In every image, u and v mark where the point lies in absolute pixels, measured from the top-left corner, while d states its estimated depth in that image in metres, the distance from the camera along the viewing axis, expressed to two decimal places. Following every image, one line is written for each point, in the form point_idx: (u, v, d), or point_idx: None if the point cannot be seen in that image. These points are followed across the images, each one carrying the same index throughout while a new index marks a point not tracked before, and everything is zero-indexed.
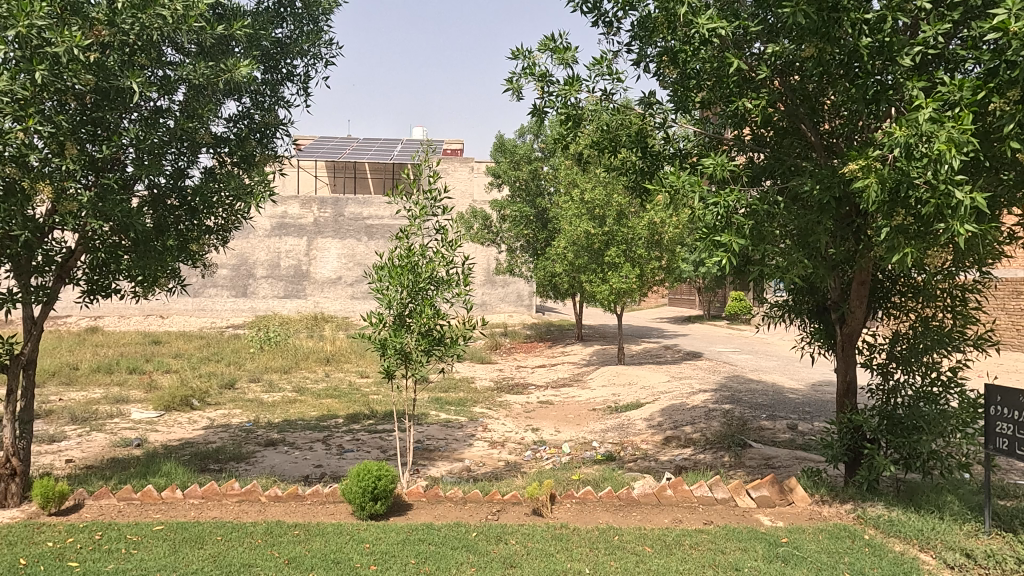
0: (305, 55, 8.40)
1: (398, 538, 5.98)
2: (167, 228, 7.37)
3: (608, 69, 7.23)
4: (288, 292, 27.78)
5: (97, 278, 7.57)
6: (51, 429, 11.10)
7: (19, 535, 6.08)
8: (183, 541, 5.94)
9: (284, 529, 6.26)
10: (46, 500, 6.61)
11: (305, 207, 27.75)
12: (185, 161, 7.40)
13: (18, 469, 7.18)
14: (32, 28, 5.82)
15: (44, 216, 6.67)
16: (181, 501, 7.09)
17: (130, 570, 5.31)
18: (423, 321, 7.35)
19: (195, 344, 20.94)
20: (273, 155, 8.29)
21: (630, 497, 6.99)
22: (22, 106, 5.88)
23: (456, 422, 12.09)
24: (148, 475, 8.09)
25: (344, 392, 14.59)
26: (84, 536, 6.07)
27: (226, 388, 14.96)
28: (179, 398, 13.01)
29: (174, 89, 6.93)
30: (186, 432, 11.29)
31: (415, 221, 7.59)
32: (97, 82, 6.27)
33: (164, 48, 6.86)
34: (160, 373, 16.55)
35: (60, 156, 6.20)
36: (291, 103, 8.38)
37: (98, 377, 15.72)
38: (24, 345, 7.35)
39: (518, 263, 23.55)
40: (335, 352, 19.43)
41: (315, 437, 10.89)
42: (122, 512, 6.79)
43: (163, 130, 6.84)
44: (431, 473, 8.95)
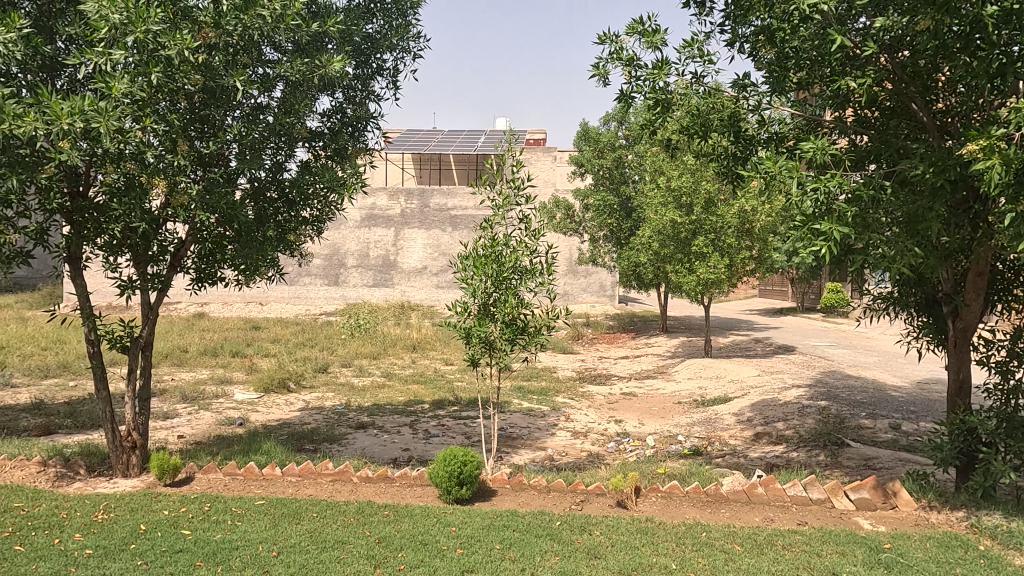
0: (395, 49, 8.59)
1: (483, 523, 6.07)
2: (267, 218, 7.79)
3: (699, 51, 7.04)
4: (377, 282, 28.70)
5: (204, 266, 7.84)
6: (166, 406, 12.03)
7: (140, 502, 6.62)
8: (282, 516, 6.28)
9: (374, 509, 6.49)
10: (162, 472, 7.19)
11: (393, 198, 28.59)
12: (283, 155, 7.78)
13: (139, 442, 7.80)
14: (149, 33, 6.20)
15: (159, 208, 7.08)
16: (280, 478, 7.48)
17: (236, 541, 5.67)
18: (507, 310, 7.41)
19: (291, 330, 21.99)
20: (364, 148, 8.57)
21: (719, 493, 6.77)
22: (140, 106, 6.30)
23: (538, 411, 12.13)
24: (250, 453, 8.59)
25: (429, 379, 14.93)
26: (195, 507, 6.52)
27: (319, 372, 15.67)
28: (278, 381, 13.77)
29: (273, 86, 7.26)
30: (283, 413, 11.93)
31: (498, 211, 7.65)
32: (205, 82, 6.68)
33: (263, 47, 7.20)
34: (260, 357, 17.53)
35: (172, 152, 6.63)
36: (382, 96, 8.62)
37: (206, 359, 16.86)
38: (142, 328, 7.91)
39: (601, 253, 23.30)
40: (420, 339, 19.89)
41: (403, 421, 11.25)
42: (228, 487, 7.25)
43: (263, 126, 7.21)
44: (514, 461, 9.02)
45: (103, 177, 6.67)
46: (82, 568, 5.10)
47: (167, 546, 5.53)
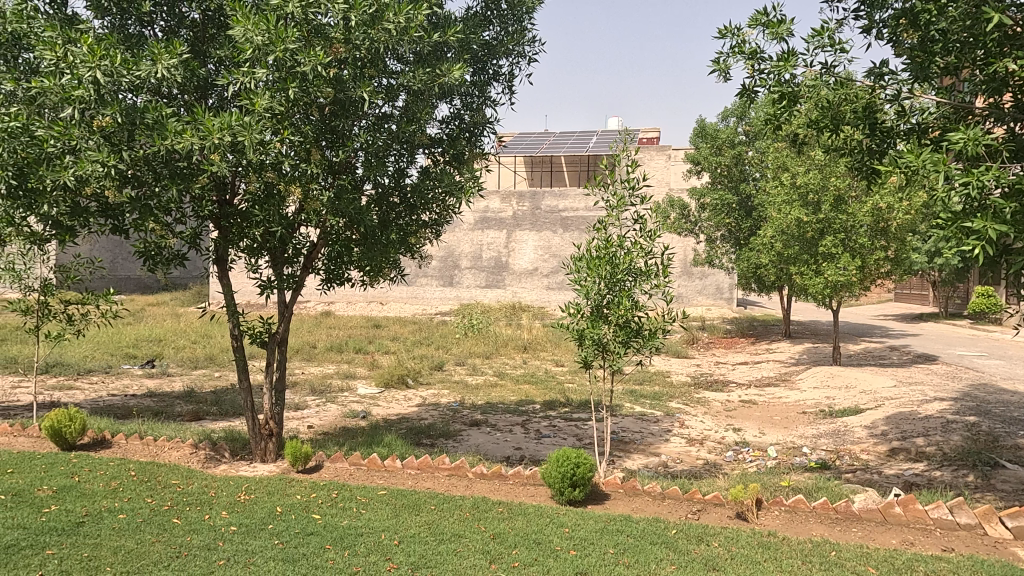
0: (511, 54, 8.75)
1: (597, 526, 6.04)
2: (390, 222, 8.18)
3: (830, 40, 6.66)
4: (489, 282, 29.28)
5: (333, 268, 8.43)
6: (298, 398, 12.95)
7: (276, 486, 7.17)
8: (402, 506, 6.56)
9: (489, 505, 6.63)
10: (295, 459, 7.74)
11: (506, 201, 29.07)
12: (405, 161, 8.15)
13: (275, 430, 8.43)
14: (288, 52, 6.66)
15: (294, 214, 7.61)
16: (400, 470, 7.81)
17: (361, 527, 5.99)
18: (621, 313, 7.32)
19: (409, 329, 22.94)
20: (480, 152, 8.80)
21: (850, 511, 6.34)
22: (279, 119, 6.80)
23: (651, 416, 11.89)
24: (373, 445, 9.05)
25: (541, 380, 15.02)
26: (324, 493, 6.96)
27: (435, 369, 16.24)
28: (397, 377, 14.41)
29: (396, 96, 7.62)
30: (402, 408, 12.46)
31: (612, 212, 7.56)
32: (336, 95, 7.13)
33: (388, 59, 7.56)
34: (380, 354, 18.42)
35: (307, 161, 7.10)
36: (498, 101, 8.81)
37: (332, 355, 17.96)
38: (279, 325, 8.54)
39: (718, 254, 22.47)
40: (532, 340, 20.06)
41: (515, 420, 11.40)
42: (353, 476, 7.68)
43: (387, 134, 7.58)
44: (626, 465, 8.88)
45: (247, 186, 7.26)
46: (228, 544, 5.59)
47: (300, 529, 5.94)
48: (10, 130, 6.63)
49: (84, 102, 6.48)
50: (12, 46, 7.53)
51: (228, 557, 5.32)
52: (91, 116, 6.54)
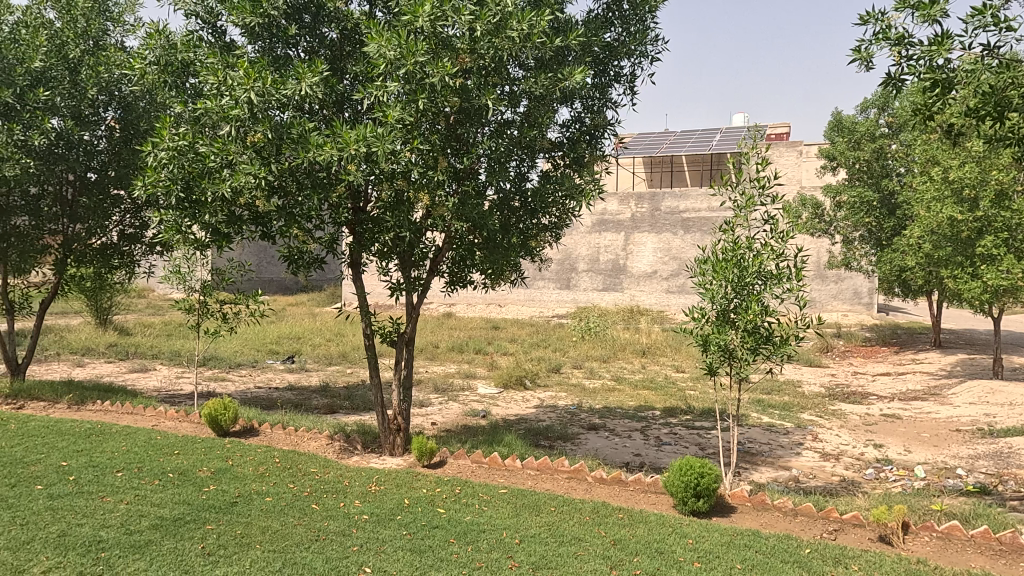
0: (633, 54, 8.64)
1: (722, 540, 5.82)
2: (511, 226, 8.34)
3: (994, 18, 5.99)
4: (607, 286, 29.00)
5: (456, 271, 8.74)
6: (422, 395, 13.51)
7: (404, 479, 7.52)
8: (523, 506, 6.66)
9: (609, 510, 6.57)
10: (421, 454, 8.08)
11: (624, 203, 28.70)
12: (526, 166, 8.29)
13: (402, 426, 8.84)
14: (417, 64, 6.96)
15: (422, 219, 7.94)
16: (520, 470, 7.94)
17: (483, 524, 6.14)
18: (749, 318, 7.00)
19: (527, 330, 23.22)
20: (601, 155, 8.77)
21: (1017, 543, 5.67)
22: (409, 129, 7.12)
23: (780, 428, 11.27)
24: (494, 443, 9.25)
25: (660, 386, 14.66)
26: (449, 488, 7.21)
27: (552, 372, 16.33)
28: (516, 378, 14.64)
29: (518, 102, 7.77)
30: (521, 409, 12.64)
31: (740, 212, 7.25)
32: (462, 104, 7.37)
33: (510, 66, 7.73)
34: (499, 354, 18.80)
35: (434, 169, 7.38)
36: (619, 103, 8.73)
37: (453, 355, 18.57)
38: (407, 325, 8.93)
39: (856, 255, 20.90)
40: (651, 344, 19.64)
41: (634, 426, 11.22)
42: (475, 473, 7.89)
43: (510, 140, 7.75)
44: (753, 478, 8.47)
45: (379, 194, 7.66)
46: (361, 531, 5.93)
47: (425, 521, 6.19)
48: (179, 148, 7.42)
49: (239, 120, 7.13)
50: (180, 72, 8.43)
51: (361, 544, 5.64)
52: (246, 133, 7.19)
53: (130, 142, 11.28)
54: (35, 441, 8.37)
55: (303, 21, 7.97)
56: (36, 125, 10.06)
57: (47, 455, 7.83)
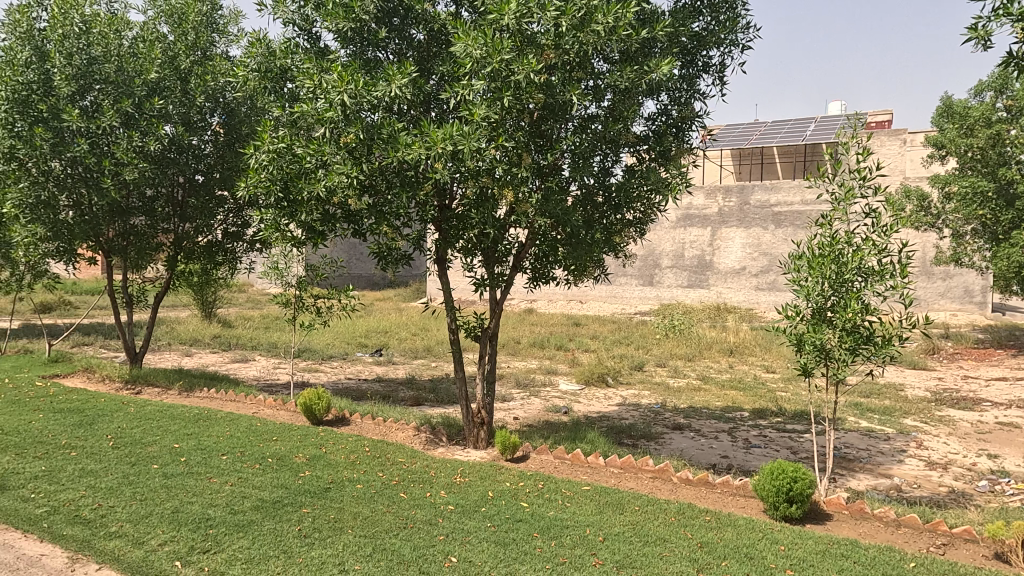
0: (722, 43, 8.35)
1: (817, 548, 5.57)
2: (595, 222, 8.28)
3: None
4: (692, 282, 28.25)
5: (539, 267, 8.77)
6: (504, 390, 13.66)
7: (488, 472, 7.64)
8: (606, 504, 6.61)
9: (695, 512, 6.42)
10: (504, 448, 8.16)
11: (711, 197, 27.87)
12: (610, 161, 8.21)
13: (486, 419, 8.97)
14: (503, 63, 7.03)
15: (505, 216, 8.02)
16: (603, 467, 7.89)
17: (566, 520, 6.15)
18: (848, 316, 6.63)
19: (609, 327, 22.98)
20: (688, 148, 8.55)
21: None
22: (494, 127, 7.19)
23: (881, 433, 10.63)
24: (577, 440, 9.22)
25: (749, 386, 14.14)
26: (532, 483, 7.26)
27: (635, 370, 16.09)
28: (598, 375, 14.53)
29: (603, 96, 7.70)
30: (603, 406, 12.53)
31: (839, 205, 6.88)
32: (546, 100, 7.38)
33: (595, 60, 7.67)
34: (581, 351, 18.72)
35: (518, 165, 7.43)
36: (707, 94, 8.48)
37: (535, 351, 18.65)
38: (490, 320, 9.04)
39: (967, 251, 19.40)
40: (738, 343, 18.99)
41: (721, 427, 10.89)
42: (558, 469, 7.90)
43: (594, 134, 7.69)
44: (850, 485, 8.03)
45: (464, 191, 7.79)
46: (447, 521, 6.07)
47: (509, 514, 6.26)
48: (278, 150, 7.83)
49: (333, 122, 7.42)
50: (278, 78, 8.87)
51: (447, 533, 5.77)
52: (339, 134, 7.48)
53: (234, 145, 12.01)
54: (151, 424, 9.07)
55: (393, 23, 8.17)
56: (151, 132, 10.86)
57: (161, 437, 8.46)
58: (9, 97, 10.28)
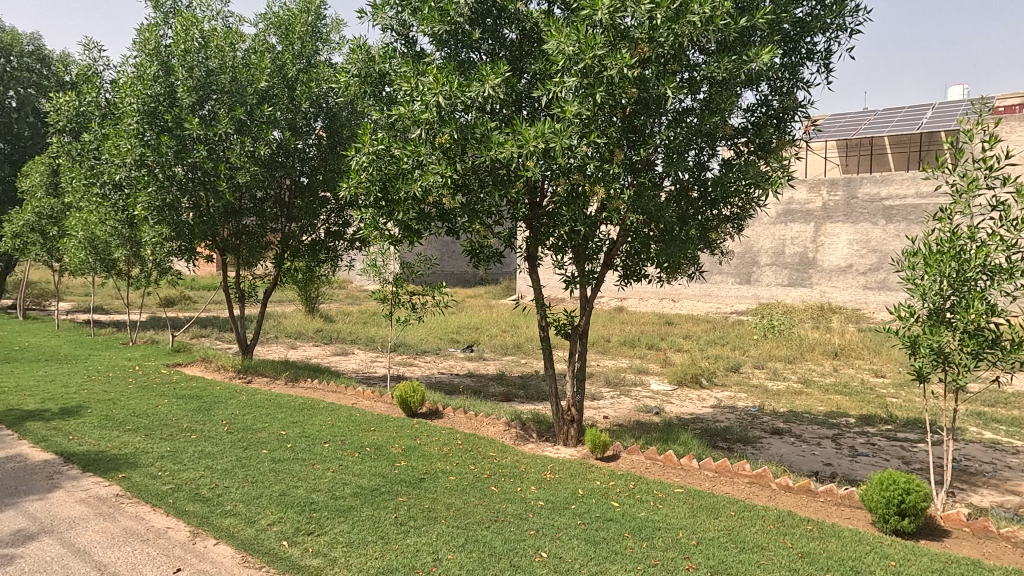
0: (828, 29, 7.90)
1: (932, 566, 5.18)
2: (689, 218, 8.07)
3: None
4: (793, 281, 26.95)
5: (631, 264, 8.65)
6: (594, 389, 13.58)
7: (578, 470, 7.63)
8: (700, 507, 6.44)
9: (796, 520, 6.14)
10: (594, 447, 8.11)
11: (814, 191, 26.50)
12: (706, 155, 7.99)
13: (576, 417, 8.94)
14: (596, 58, 6.96)
15: (597, 213, 7.96)
16: (697, 470, 7.68)
17: (658, 522, 6.04)
18: (970, 318, 6.11)
19: (704, 327, 22.32)
20: (790, 140, 8.17)
21: None
22: (586, 124, 7.14)
23: (1008, 446, 9.74)
24: (669, 441, 9.04)
25: (855, 391, 13.32)
26: (623, 483, 7.18)
27: (731, 371, 15.55)
28: (691, 376, 14.17)
29: (698, 89, 7.50)
30: (696, 408, 12.19)
31: (960, 198, 6.36)
32: (639, 94, 7.26)
33: (690, 52, 7.48)
34: (673, 351, 18.32)
35: (610, 162, 7.36)
36: (811, 82, 8.06)
37: (626, 349, 18.41)
38: (581, 318, 8.99)
39: None
40: (844, 346, 17.93)
41: (825, 433, 10.35)
42: (649, 470, 7.77)
43: (688, 128, 7.49)
44: (971, 501, 7.41)
45: (555, 188, 7.79)
46: (538, 516, 6.12)
47: (600, 513, 6.23)
48: (377, 152, 8.06)
49: (429, 123, 7.60)
50: (377, 82, 9.15)
51: (537, 529, 5.81)
52: (434, 135, 7.67)
53: (336, 148, 12.59)
54: (261, 411, 9.69)
55: (486, 24, 8.28)
56: (261, 137, 11.59)
57: (270, 424, 9.03)
58: (140, 109, 11.24)
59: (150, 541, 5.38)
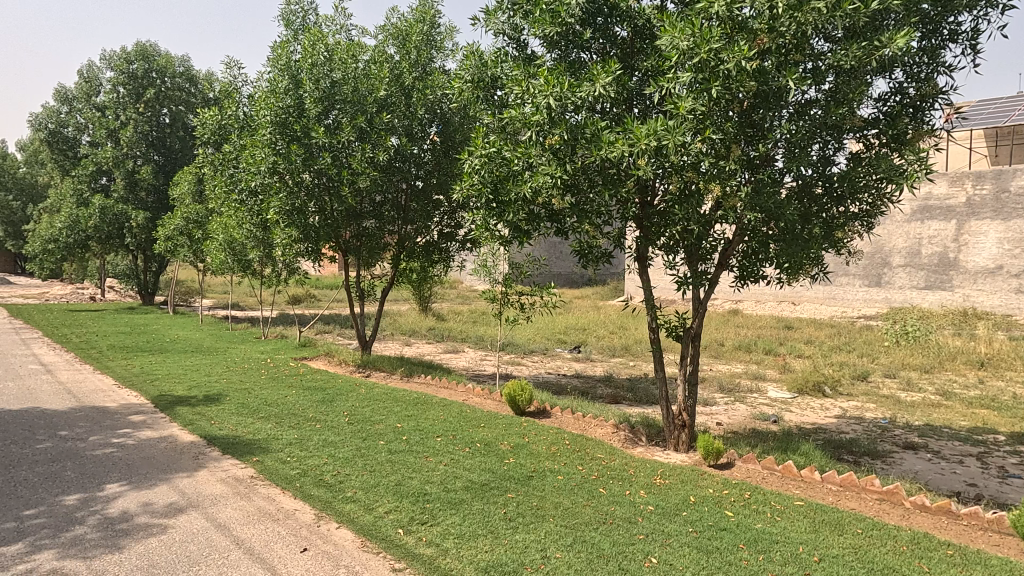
0: (975, 6, 7.19)
1: None
2: (812, 215, 7.63)
3: None
4: (931, 283, 24.74)
5: (747, 265, 8.29)
6: (706, 394, 13.14)
7: (689, 476, 7.41)
8: (823, 522, 6.07)
9: (933, 543, 5.65)
10: (707, 453, 7.84)
11: (956, 184, 24.24)
12: (832, 148, 7.52)
13: (687, 422, 8.69)
14: (712, 52, 6.70)
15: (711, 211, 7.70)
16: (819, 484, 7.24)
17: (776, 535, 5.76)
18: None
19: (827, 332, 20.98)
20: (928, 129, 7.53)
21: None
22: (701, 120, 6.92)
23: None
24: (788, 451, 8.58)
25: (1006, 406, 12.00)
26: (737, 492, 6.91)
27: (858, 380, 14.51)
28: (813, 383, 13.37)
29: (824, 79, 7.07)
30: (819, 418, 11.47)
31: None
32: (758, 87, 6.94)
33: (815, 40, 7.07)
34: (793, 357, 17.35)
35: (727, 158, 7.10)
36: (954, 66, 7.37)
37: (741, 354, 17.66)
38: (693, 320, 8.72)
39: None
40: (992, 355, 16.22)
41: (968, 450, 9.42)
42: (766, 480, 7.42)
43: (812, 121, 7.08)
44: None
45: (668, 187, 7.61)
46: (647, 521, 6.01)
47: (712, 522, 6.03)
48: (489, 154, 8.21)
49: (539, 125, 7.65)
50: (489, 86, 9.31)
51: (647, 534, 5.71)
52: (545, 136, 7.71)
53: (449, 152, 12.99)
54: (378, 405, 10.18)
55: (597, 23, 8.23)
56: (380, 143, 12.16)
57: (387, 417, 9.46)
58: (273, 120, 12.13)
59: (280, 521, 5.79)
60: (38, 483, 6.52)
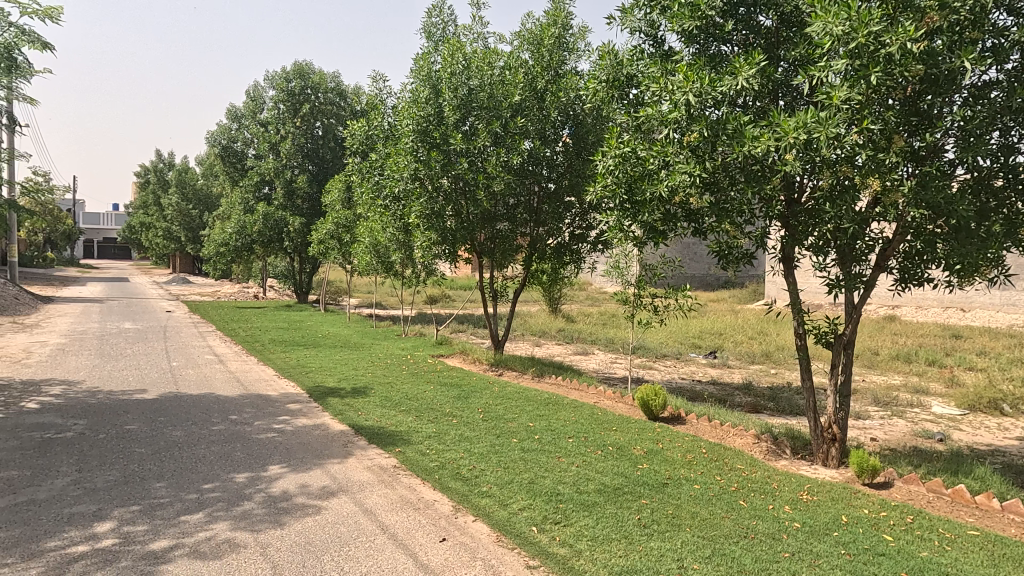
0: None
1: None
2: (991, 211, 6.80)
3: None
4: None
5: (910, 267, 7.54)
6: (858, 406, 12.13)
7: (840, 494, 6.86)
8: (1004, 557, 5.39)
9: None
10: (861, 471, 7.19)
11: None
12: (1016, 134, 6.71)
13: (838, 436, 8.04)
14: (871, 36, 6.15)
15: (867, 208, 7.11)
16: (999, 514, 6.43)
17: (946, 566, 5.19)
18: None
19: (1005, 342, 18.66)
20: None
21: None
22: (857, 110, 6.41)
23: None
24: (959, 474, 7.71)
25: None
26: (898, 515, 6.31)
27: None
28: (987, 400, 11.92)
29: (1006, 57, 6.32)
30: (996, 439, 10.21)
31: None
32: (926, 70, 6.31)
33: (996, 14, 6.34)
34: (962, 369, 15.58)
35: (887, 150, 6.54)
36: None
37: (899, 365, 16.14)
38: (846, 327, 8.03)
39: None
40: None
41: None
42: (933, 504, 6.70)
43: (992, 105, 6.34)
44: None
45: (818, 183, 7.07)
46: (793, 538, 5.65)
47: (869, 545, 5.55)
48: (624, 154, 8.11)
49: (677, 122, 7.44)
50: (624, 85, 9.15)
51: (793, 552, 5.37)
52: (682, 134, 7.49)
53: (582, 154, 13.00)
54: (510, 403, 10.39)
55: (739, 14, 7.90)
56: (515, 147, 12.42)
57: (520, 416, 9.63)
58: (415, 129, 12.80)
59: (421, 510, 6.07)
60: (214, 460, 7.31)
